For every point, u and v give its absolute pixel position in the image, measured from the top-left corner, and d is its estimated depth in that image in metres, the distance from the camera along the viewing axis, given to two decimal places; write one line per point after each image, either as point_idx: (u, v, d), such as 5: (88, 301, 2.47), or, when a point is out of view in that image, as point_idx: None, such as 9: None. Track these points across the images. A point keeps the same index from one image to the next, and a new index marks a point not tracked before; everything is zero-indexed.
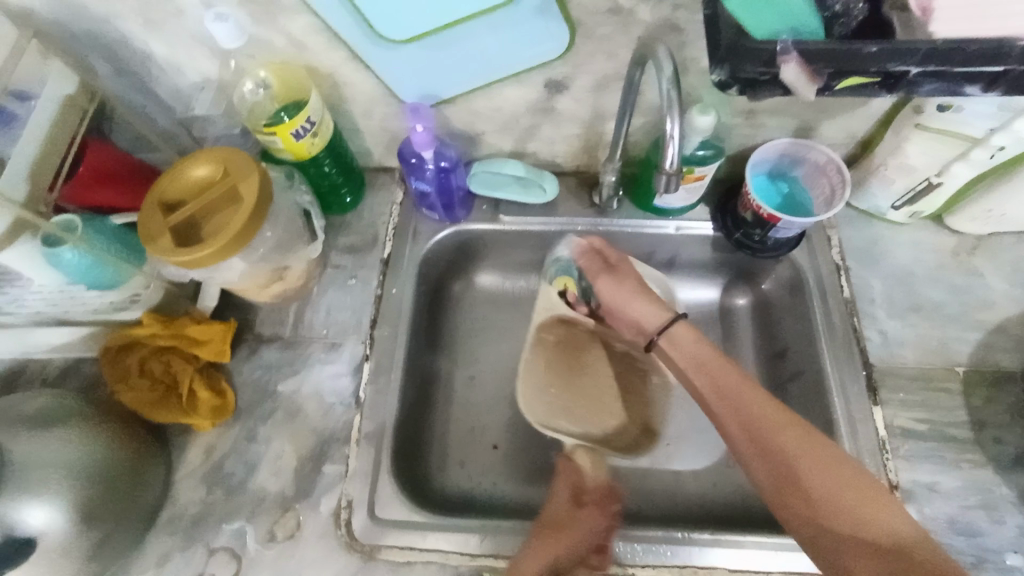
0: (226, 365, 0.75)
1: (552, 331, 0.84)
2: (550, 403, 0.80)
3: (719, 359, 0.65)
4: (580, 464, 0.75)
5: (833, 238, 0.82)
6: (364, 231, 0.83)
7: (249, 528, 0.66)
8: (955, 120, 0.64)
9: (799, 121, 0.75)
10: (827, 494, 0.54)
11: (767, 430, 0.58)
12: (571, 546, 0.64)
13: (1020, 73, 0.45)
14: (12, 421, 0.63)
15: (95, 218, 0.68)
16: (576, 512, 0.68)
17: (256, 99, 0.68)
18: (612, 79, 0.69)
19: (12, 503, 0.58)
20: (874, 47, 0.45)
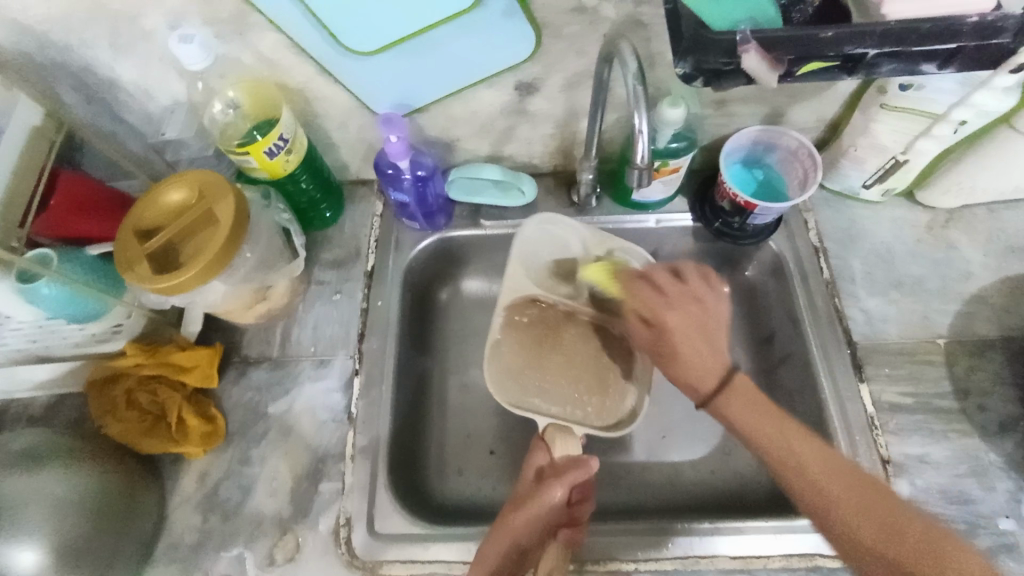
0: (214, 389, 0.74)
1: (524, 312, 0.79)
2: (526, 383, 0.77)
3: (778, 420, 0.57)
4: (551, 442, 0.68)
5: (810, 221, 0.83)
6: (346, 244, 0.83)
7: (248, 552, 0.66)
8: (917, 97, 0.65)
9: (768, 107, 0.76)
10: (911, 558, 0.48)
11: (836, 494, 0.52)
12: (535, 529, 0.62)
13: (972, 49, 0.47)
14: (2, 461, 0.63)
15: (71, 250, 0.67)
16: (539, 490, 0.63)
17: (227, 120, 0.69)
18: (582, 78, 0.70)
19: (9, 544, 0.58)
20: (830, 31, 0.46)
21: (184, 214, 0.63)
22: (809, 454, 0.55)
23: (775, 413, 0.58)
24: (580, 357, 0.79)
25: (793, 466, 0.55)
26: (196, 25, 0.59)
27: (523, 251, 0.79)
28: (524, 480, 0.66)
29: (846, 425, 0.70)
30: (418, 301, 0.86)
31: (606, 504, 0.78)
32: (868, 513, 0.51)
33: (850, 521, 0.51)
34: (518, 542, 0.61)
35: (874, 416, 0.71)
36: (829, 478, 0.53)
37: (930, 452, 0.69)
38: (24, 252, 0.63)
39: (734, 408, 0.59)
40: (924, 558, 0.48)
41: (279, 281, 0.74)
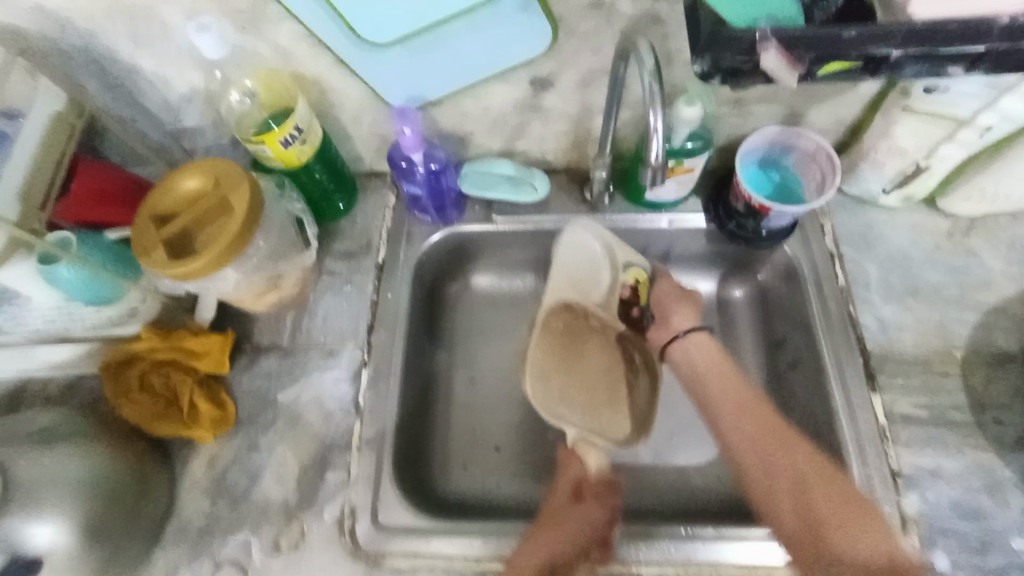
0: (225, 376, 0.75)
1: (556, 317, 0.81)
2: (555, 391, 0.78)
3: (732, 371, 0.72)
4: (585, 456, 0.73)
5: (826, 225, 0.82)
6: (358, 237, 0.83)
7: (254, 538, 0.66)
8: (942, 101, 0.64)
9: (787, 108, 0.75)
10: (823, 510, 0.60)
11: (795, 476, 0.63)
12: (570, 545, 0.64)
13: (1002, 51, 0.45)
14: (17, 438, 0.64)
15: (90, 235, 0.68)
16: (574, 510, 0.67)
17: (244, 108, 0.69)
18: (598, 74, 0.69)
19: (17, 524, 0.58)
20: (852, 31, 0.45)
21: (200, 202, 0.64)
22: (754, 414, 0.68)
23: (727, 370, 0.73)
24: (600, 369, 0.80)
25: (731, 416, 0.69)
26: (215, 14, 0.60)
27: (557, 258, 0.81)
28: (559, 493, 0.70)
29: (857, 435, 0.69)
30: (427, 295, 0.86)
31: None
32: (784, 463, 0.64)
33: (776, 465, 0.64)
34: (557, 557, 0.63)
35: (886, 426, 0.69)
36: (748, 431, 0.67)
37: (943, 464, 0.67)
38: (45, 236, 0.64)
39: (693, 356, 0.75)
40: (838, 519, 0.60)
41: (291, 271, 0.75)
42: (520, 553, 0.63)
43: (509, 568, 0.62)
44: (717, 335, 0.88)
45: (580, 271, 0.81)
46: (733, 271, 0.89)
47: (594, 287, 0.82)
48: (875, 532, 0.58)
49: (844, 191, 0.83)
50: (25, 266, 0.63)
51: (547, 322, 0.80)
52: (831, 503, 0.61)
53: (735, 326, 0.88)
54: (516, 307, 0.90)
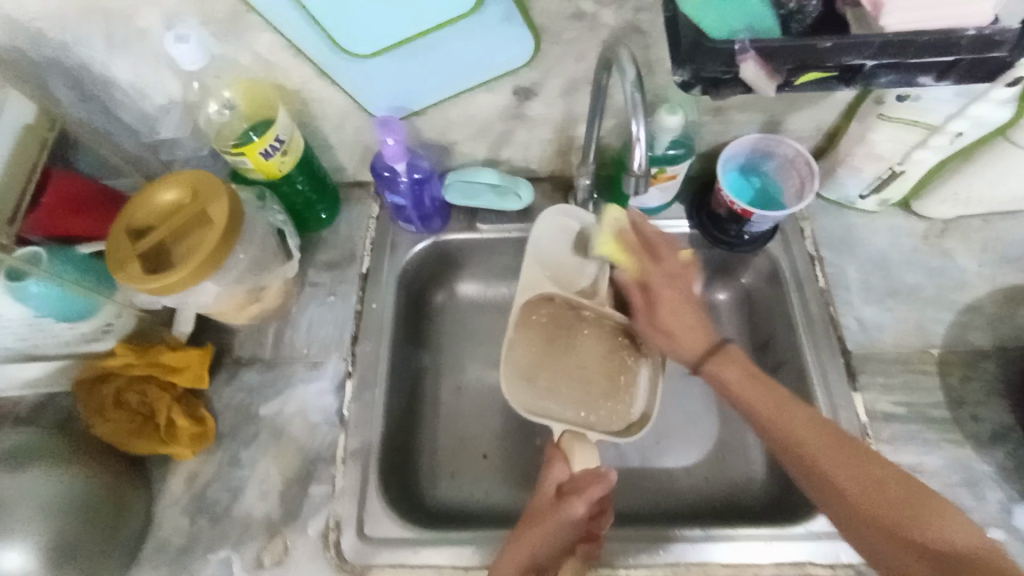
0: (205, 390, 0.73)
1: (537, 311, 0.79)
2: (540, 389, 0.76)
3: (759, 380, 0.63)
4: (571, 454, 0.66)
5: (806, 230, 0.83)
6: (341, 246, 0.82)
7: (236, 555, 0.65)
8: (916, 108, 0.65)
9: (767, 115, 0.76)
10: (891, 515, 0.51)
11: (852, 476, 0.53)
12: (552, 547, 0.60)
13: (970, 62, 0.47)
14: None
15: (61, 249, 0.67)
16: (556, 510, 0.61)
17: (222, 120, 0.68)
18: (581, 83, 0.70)
19: None
20: (829, 42, 0.46)
21: (178, 213, 0.62)
22: (785, 405, 0.60)
23: (749, 373, 0.64)
24: (587, 365, 0.79)
25: (766, 407, 0.60)
26: (192, 24, 0.59)
27: (536, 248, 0.78)
28: (543, 493, 0.64)
29: None
30: (412, 304, 0.85)
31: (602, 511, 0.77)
32: (851, 467, 0.54)
33: (833, 474, 0.54)
34: (536, 561, 0.59)
35: (868, 426, 0.71)
36: (820, 440, 0.56)
37: (923, 461, 0.69)
38: (15, 251, 0.62)
39: (728, 373, 0.64)
40: (909, 510, 0.50)
41: (274, 283, 0.73)
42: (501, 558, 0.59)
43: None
44: None
45: (560, 259, 0.79)
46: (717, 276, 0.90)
47: (580, 274, 0.79)
48: (945, 510, 0.50)
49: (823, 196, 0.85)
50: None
51: (533, 319, 0.78)
52: (905, 489, 0.52)
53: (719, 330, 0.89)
54: (502, 315, 0.90)
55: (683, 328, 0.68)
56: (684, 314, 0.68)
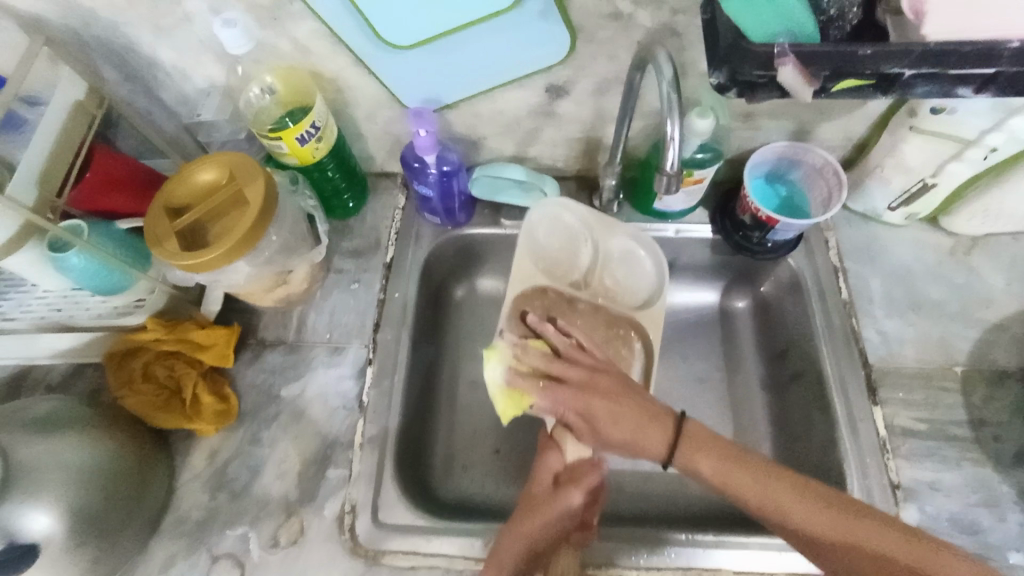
0: (229, 369, 0.75)
1: (531, 302, 0.79)
2: None
3: (733, 457, 0.60)
4: (562, 441, 0.69)
5: (831, 240, 0.83)
6: (367, 235, 0.84)
7: (253, 532, 0.66)
8: (949, 121, 0.65)
9: (796, 123, 0.76)
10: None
11: (862, 553, 0.53)
12: (549, 533, 0.63)
13: (1011, 74, 0.46)
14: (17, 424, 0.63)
15: (101, 223, 0.68)
16: (553, 496, 0.64)
17: (262, 103, 0.70)
18: (612, 83, 0.71)
19: (13, 509, 0.57)
20: (868, 49, 0.46)
21: (214, 194, 0.64)
22: (771, 482, 0.58)
23: (724, 451, 0.61)
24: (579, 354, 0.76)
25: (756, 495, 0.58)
26: (238, 10, 0.61)
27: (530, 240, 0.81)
28: (539, 484, 0.67)
29: (858, 448, 0.70)
30: (433, 296, 0.86)
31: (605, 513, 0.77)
32: (856, 542, 0.53)
33: (845, 552, 0.53)
34: (535, 547, 0.61)
35: (886, 439, 0.70)
36: (817, 518, 0.55)
37: (942, 478, 0.68)
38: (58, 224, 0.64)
39: (703, 460, 0.61)
40: (931, 573, 0.51)
41: (300, 267, 0.75)
42: (499, 544, 0.61)
43: (487, 563, 0.60)
44: (719, 345, 0.89)
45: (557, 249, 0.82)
46: (737, 282, 0.90)
47: (573, 264, 0.82)
48: (950, 556, 0.51)
49: (848, 207, 0.85)
50: (36, 253, 0.64)
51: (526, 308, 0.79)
52: (909, 549, 0.52)
53: (736, 337, 0.89)
54: None
55: (636, 429, 0.62)
56: (627, 418, 0.62)
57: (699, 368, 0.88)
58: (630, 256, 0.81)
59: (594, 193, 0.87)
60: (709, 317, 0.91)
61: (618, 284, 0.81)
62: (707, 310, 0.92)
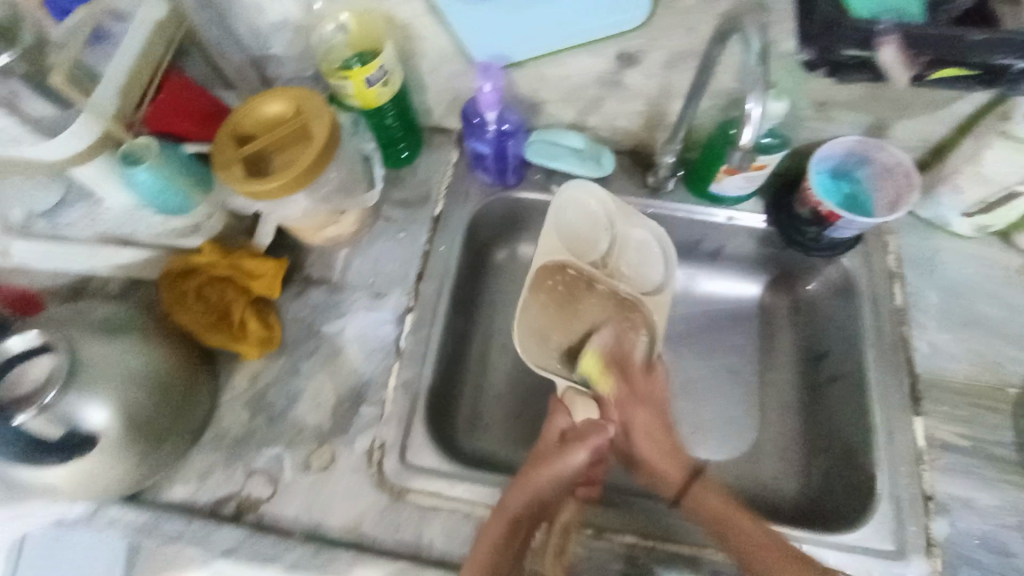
0: (275, 300, 0.78)
1: (553, 277, 0.79)
2: (545, 346, 0.77)
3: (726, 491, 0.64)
4: (571, 407, 0.70)
5: (891, 245, 0.80)
6: (417, 187, 0.84)
7: (287, 455, 0.69)
8: None
9: (873, 118, 0.73)
10: None
11: None
12: (557, 486, 0.64)
13: None
14: (82, 323, 0.64)
15: (169, 146, 0.69)
16: (561, 453, 0.65)
17: (333, 42, 0.70)
18: (686, 57, 0.68)
19: (77, 399, 0.59)
20: (978, 36, 0.44)
21: (281, 126, 0.65)
22: (752, 530, 0.61)
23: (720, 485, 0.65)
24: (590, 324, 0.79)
25: (730, 514, 0.62)
26: None
27: (558, 217, 0.80)
28: (545, 440, 0.68)
29: (891, 458, 0.69)
30: (476, 255, 0.87)
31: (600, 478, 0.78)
32: None
33: None
34: (541, 496, 0.63)
35: (923, 452, 0.69)
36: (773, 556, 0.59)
37: (977, 497, 0.66)
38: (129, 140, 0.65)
39: (710, 500, 0.64)
40: None
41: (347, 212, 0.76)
42: (508, 497, 0.63)
43: (498, 511, 0.62)
44: (754, 339, 0.89)
45: (580, 231, 0.82)
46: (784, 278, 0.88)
47: (593, 248, 0.83)
48: None
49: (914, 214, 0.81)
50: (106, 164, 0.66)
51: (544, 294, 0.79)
52: None
53: (773, 334, 0.89)
54: None
55: (660, 454, 0.67)
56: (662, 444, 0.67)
57: (731, 359, 0.87)
58: (646, 247, 0.81)
59: (648, 171, 0.86)
60: (748, 311, 0.90)
61: (627, 271, 0.82)
62: (747, 302, 0.91)
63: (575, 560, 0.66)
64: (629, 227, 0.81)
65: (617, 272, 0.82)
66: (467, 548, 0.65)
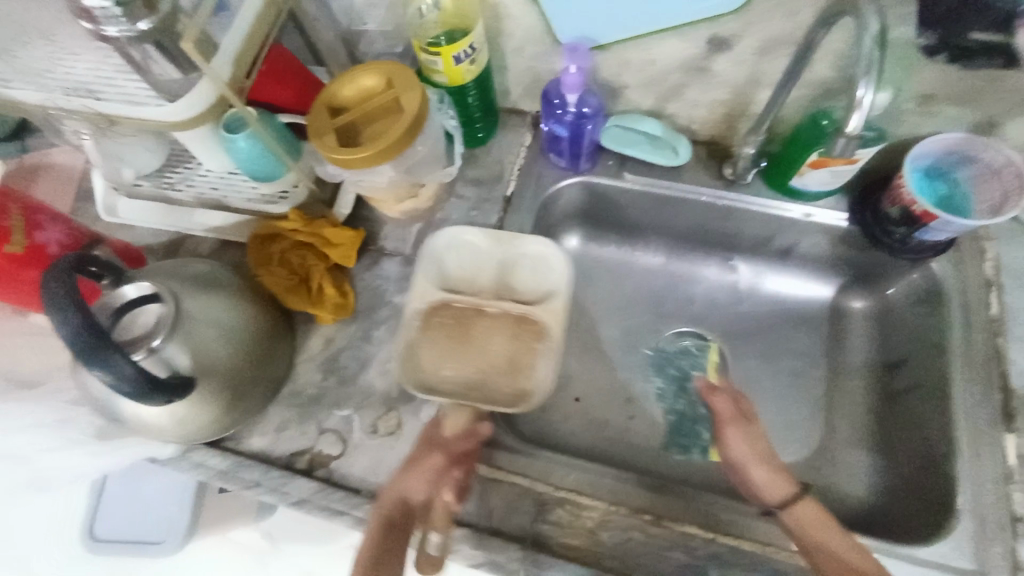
0: (349, 269, 0.81)
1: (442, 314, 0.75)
2: (436, 368, 0.73)
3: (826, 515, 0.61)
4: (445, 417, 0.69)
5: (988, 251, 0.75)
6: (490, 167, 0.85)
7: (356, 417, 0.72)
8: None
9: (982, 114, 0.68)
10: None
11: None
12: (426, 484, 0.64)
13: None
14: (180, 277, 0.69)
15: (266, 113, 0.72)
16: (427, 453, 0.66)
17: (426, 19, 0.72)
18: (783, 42, 0.66)
19: (178, 349, 0.63)
20: None
21: (373, 99, 0.67)
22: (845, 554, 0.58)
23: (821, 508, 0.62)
24: (507, 356, 0.74)
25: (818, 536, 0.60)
26: None
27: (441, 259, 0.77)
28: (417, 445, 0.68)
29: (975, 473, 0.65)
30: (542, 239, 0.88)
31: (652, 470, 0.80)
32: None
33: None
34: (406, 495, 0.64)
35: (1013, 470, 0.65)
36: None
37: None
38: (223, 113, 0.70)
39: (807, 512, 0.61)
40: None
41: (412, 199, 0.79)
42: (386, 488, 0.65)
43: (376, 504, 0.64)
44: (822, 342, 0.86)
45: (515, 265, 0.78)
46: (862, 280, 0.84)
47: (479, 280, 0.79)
48: None
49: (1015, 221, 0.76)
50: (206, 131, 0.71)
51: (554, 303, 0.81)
52: None
53: (844, 338, 0.85)
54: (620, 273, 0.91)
55: (763, 468, 0.66)
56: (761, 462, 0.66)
57: (797, 361, 0.85)
58: (544, 262, 0.77)
59: (724, 162, 0.84)
60: (818, 313, 0.87)
61: (519, 288, 0.78)
62: (817, 304, 0.88)
63: (630, 545, 0.65)
64: (517, 248, 0.77)
65: (507, 290, 0.78)
66: (525, 521, 0.67)
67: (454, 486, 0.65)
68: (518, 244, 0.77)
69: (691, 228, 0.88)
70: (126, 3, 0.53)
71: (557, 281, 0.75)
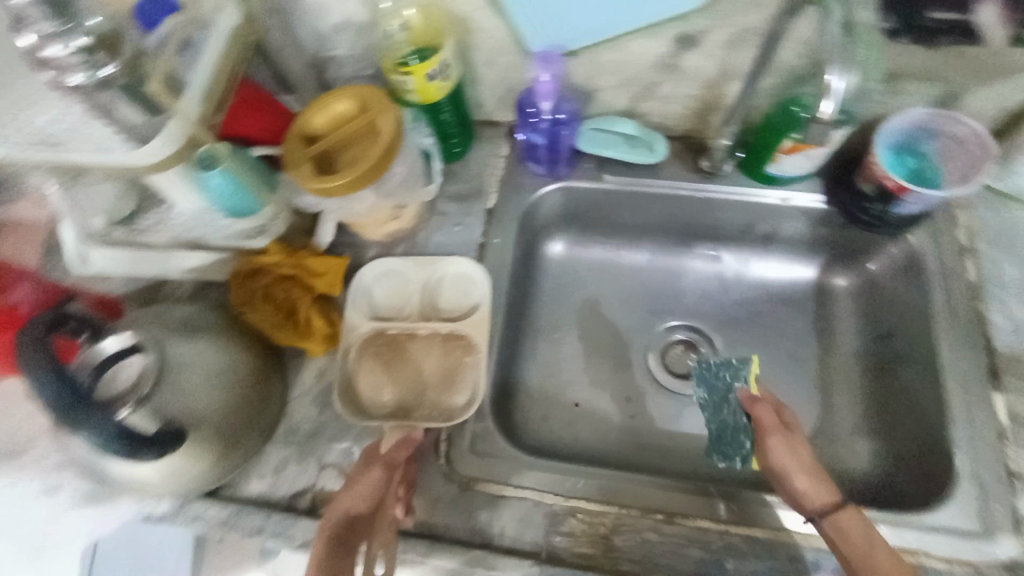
0: (336, 298, 0.79)
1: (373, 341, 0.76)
2: (374, 398, 0.73)
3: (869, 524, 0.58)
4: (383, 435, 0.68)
5: (961, 219, 0.77)
6: (470, 180, 0.85)
7: (357, 448, 0.71)
8: None
9: (944, 89, 0.71)
10: None
11: None
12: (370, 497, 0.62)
13: None
14: (164, 324, 0.67)
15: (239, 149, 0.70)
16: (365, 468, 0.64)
17: (394, 39, 0.70)
18: (749, 35, 0.68)
19: (169, 398, 0.61)
20: None
21: (349, 124, 0.66)
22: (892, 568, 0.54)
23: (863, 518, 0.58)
24: (441, 372, 0.74)
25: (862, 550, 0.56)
26: None
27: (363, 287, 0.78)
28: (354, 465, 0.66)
29: (972, 436, 0.67)
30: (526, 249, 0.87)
31: (663, 468, 0.79)
32: None
33: None
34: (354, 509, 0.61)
35: (1006, 429, 0.67)
36: None
37: None
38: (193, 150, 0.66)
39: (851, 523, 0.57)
40: None
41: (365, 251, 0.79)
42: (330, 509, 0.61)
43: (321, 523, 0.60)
44: (812, 323, 0.87)
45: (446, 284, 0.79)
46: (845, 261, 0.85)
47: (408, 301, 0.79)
48: None
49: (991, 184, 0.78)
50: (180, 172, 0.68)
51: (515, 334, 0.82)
52: None
53: (833, 317, 0.87)
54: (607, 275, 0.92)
55: (808, 477, 0.61)
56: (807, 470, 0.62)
57: (790, 344, 0.86)
58: (464, 279, 0.79)
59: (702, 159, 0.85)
60: (804, 295, 0.89)
61: (445, 305, 0.78)
62: (803, 286, 0.89)
63: (647, 547, 0.64)
64: (436, 270, 0.79)
65: (435, 309, 0.78)
66: (538, 535, 0.65)
67: (402, 502, 0.65)
68: (438, 267, 0.79)
69: (673, 223, 0.88)
70: (91, 48, 0.52)
71: (480, 293, 0.77)
